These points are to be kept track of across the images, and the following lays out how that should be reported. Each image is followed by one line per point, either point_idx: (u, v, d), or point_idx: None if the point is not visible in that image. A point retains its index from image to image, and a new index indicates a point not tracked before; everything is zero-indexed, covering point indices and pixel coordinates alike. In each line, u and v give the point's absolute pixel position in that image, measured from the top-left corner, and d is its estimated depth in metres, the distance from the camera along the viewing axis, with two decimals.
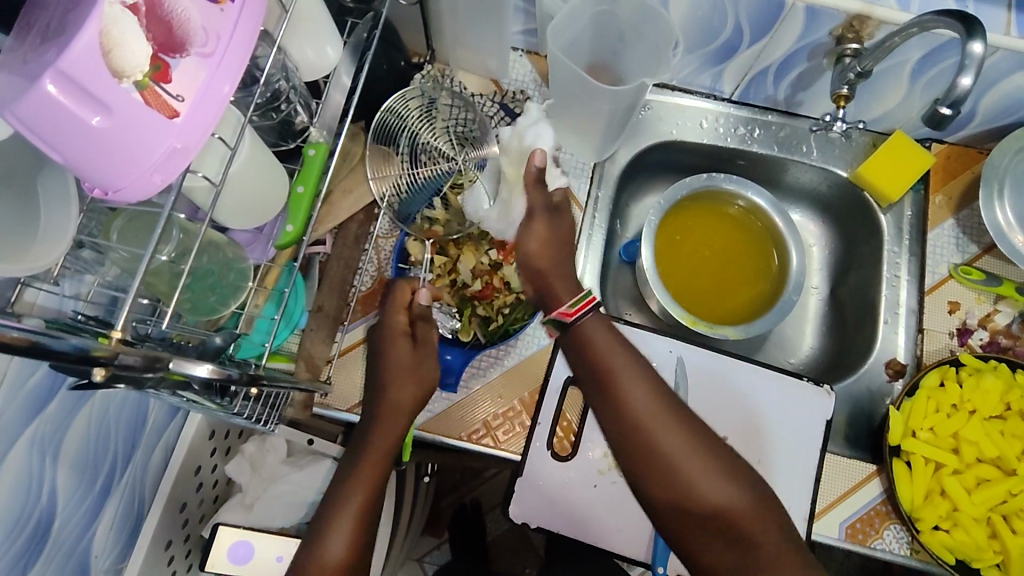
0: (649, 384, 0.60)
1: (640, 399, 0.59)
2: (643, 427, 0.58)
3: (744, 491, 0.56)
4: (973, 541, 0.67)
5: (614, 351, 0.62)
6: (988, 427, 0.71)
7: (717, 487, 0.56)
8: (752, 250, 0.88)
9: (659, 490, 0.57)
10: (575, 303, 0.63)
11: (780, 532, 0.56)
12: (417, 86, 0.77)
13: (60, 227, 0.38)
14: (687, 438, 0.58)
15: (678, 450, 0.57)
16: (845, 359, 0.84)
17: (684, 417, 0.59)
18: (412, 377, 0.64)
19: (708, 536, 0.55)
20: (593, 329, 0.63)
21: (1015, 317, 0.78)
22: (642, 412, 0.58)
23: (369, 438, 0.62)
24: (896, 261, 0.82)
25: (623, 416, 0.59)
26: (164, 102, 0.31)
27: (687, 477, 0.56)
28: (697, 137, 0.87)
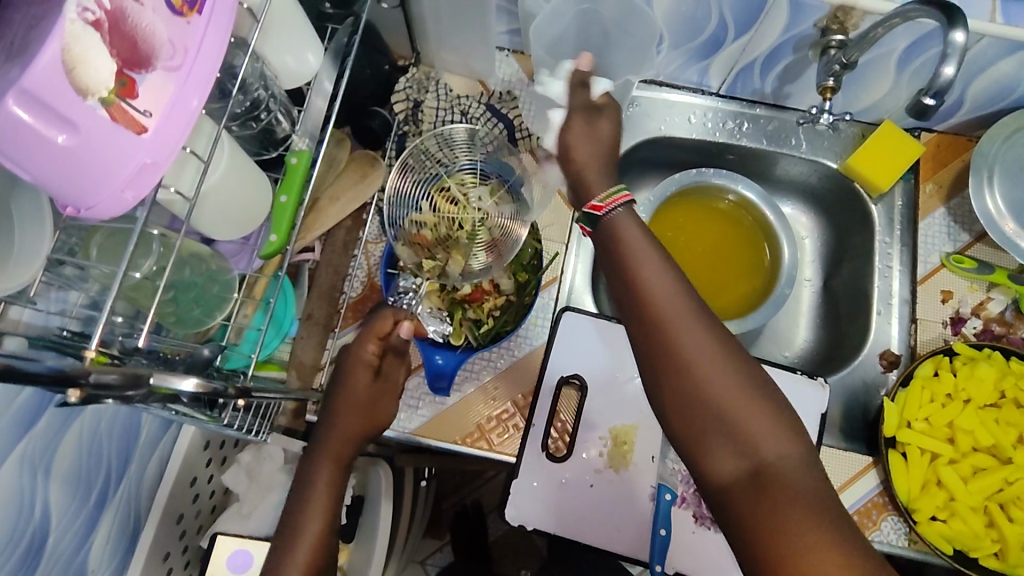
0: (682, 285, 0.52)
1: (664, 298, 0.51)
2: (667, 332, 0.50)
3: (777, 419, 0.48)
4: (970, 530, 0.67)
5: (646, 244, 0.53)
6: (983, 416, 0.70)
7: (744, 409, 0.47)
8: (745, 244, 0.88)
9: (676, 405, 0.49)
10: (607, 196, 0.55)
11: (815, 470, 0.46)
12: (403, 91, 0.78)
13: (35, 248, 0.38)
14: (718, 351, 0.49)
15: (704, 363, 0.48)
16: (839, 351, 0.84)
17: (720, 328, 0.50)
18: (369, 411, 0.64)
19: (725, 461, 0.47)
20: (626, 222, 0.55)
21: (1009, 304, 0.78)
22: (668, 314, 0.50)
23: (317, 465, 0.60)
24: (888, 251, 0.82)
25: (645, 319, 0.51)
26: (131, 118, 0.31)
27: (712, 390, 0.48)
28: (685, 133, 0.86)
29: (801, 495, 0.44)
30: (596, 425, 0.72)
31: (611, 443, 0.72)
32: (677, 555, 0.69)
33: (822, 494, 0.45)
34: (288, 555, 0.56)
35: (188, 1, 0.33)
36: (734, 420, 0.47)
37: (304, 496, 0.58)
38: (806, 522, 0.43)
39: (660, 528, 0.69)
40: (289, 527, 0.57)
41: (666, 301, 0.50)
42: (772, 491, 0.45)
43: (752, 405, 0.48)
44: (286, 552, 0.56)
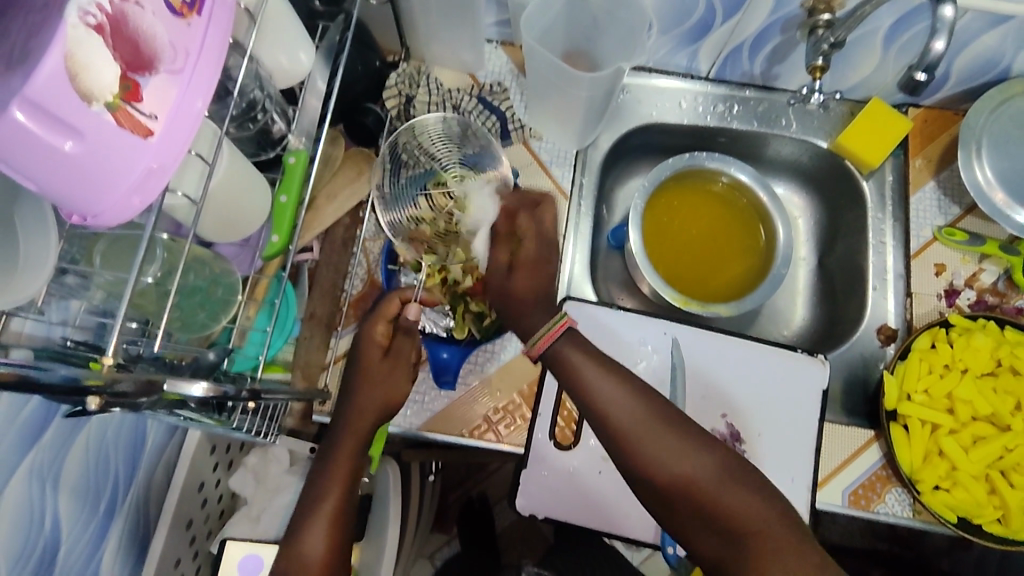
0: (632, 390, 0.58)
1: (626, 415, 0.56)
2: (635, 437, 0.55)
3: (746, 490, 0.53)
4: (972, 498, 0.68)
5: (589, 359, 0.59)
6: (981, 385, 0.71)
7: (713, 485, 0.53)
8: (739, 227, 0.88)
9: (655, 494, 0.54)
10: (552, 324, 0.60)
11: (793, 529, 0.52)
12: (394, 86, 0.78)
13: (40, 256, 0.34)
14: (677, 440, 0.55)
15: (670, 453, 0.54)
16: (837, 327, 0.85)
17: (670, 417, 0.56)
18: (384, 386, 0.64)
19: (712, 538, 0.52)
20: (571, 349, 0.60)
21: (1001, 274, 0.79)
22: (627, 425, 0.55)
23: (338, 444, 0.63)
24: (881, 227, 0.82)
25: (610, 433, 0.56)
26: (137, 122, 0.30)
27: (684, 474, 0.53)
28: (676, 118, 0.87)
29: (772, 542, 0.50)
30: None
31: None
32: None
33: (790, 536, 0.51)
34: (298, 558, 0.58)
35: (188, 1, 0.32)
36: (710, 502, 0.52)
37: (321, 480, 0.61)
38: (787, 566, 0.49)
39: None
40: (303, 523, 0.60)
41: (626, 413, 0.56)
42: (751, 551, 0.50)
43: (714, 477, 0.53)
44: (306, 531, 0.60)
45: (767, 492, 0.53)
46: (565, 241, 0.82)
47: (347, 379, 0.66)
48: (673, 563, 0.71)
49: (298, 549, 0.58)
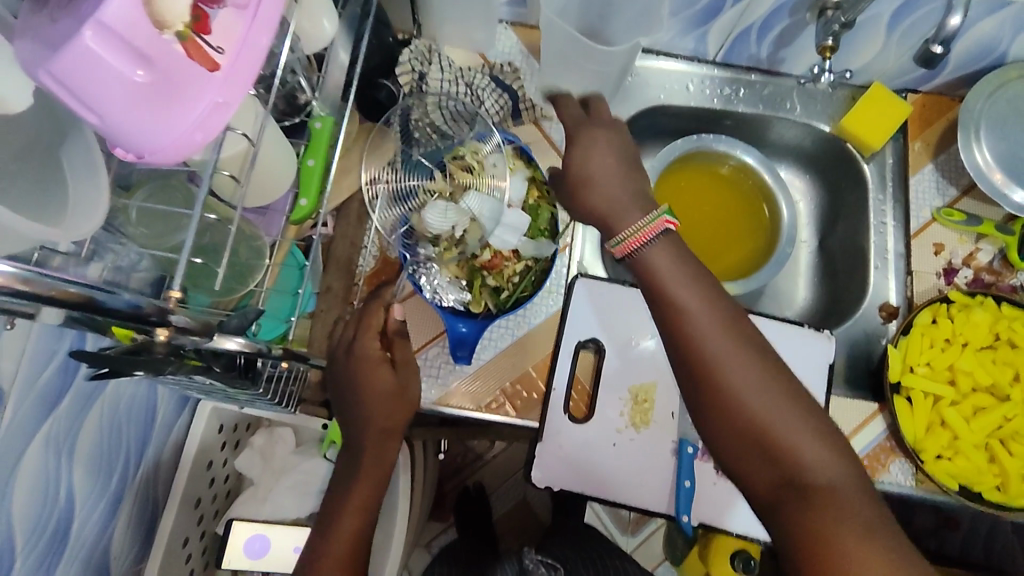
0: (720, 311, 0.54)
1: (708, 332, 0.52)
2: (711, 360, 0.52)
3: (823, 442, 0.49)
4: (973, 466, 0.71)
5: (686, 273, 0.55)
6: (981, 357, 0.74)
7: (790, 428, 0.50)
8: (744, 208, 0.90)
9: (722, 425, 0.51)
10: (634, 233, 0.56)
11: (865, 489, 0.48)
12: (407, 62, 0.76)
13: (92, 195, 0.35)
14: (764, 380, 0.51)
15: (747, 386, 0.51)
16: (839, 306, 0.87)
17: (756, 348, 0.53)
18: (393, 396, 0.64)
19: (768, 478, 0.50)
20: (660, 253, 0.55)
21: (997, 254, 0.81)
22: (706, 340, 0.52)
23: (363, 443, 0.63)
24: (882, 208, 0.85)
25: (687, 352, 0.53)
26: (205, 55, 0.30)
27: (758, 413, 0.50)
28: (683, 100, 0.88)
29: (840, 502, 0.47)
30: (616, 386, 0.74)
31: (632, 403, 0.74)
32: (700, 505, 0.72)
33: (861, 497, 0.47)
34: (327, 545, 0.60)
35: None
36: (784, 447, 0.49)
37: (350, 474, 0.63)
38: (852, 526, 0.45)
39: (683, 480, 0.71)
40: (333, 515, 0.62)
41: (707, 330, 0.52)
42: (816, 504, 0.47)
43: (789, 424, 0.50)
44: (335, 524, 0.61)
45: (840, 445, 0.50)
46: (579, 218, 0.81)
47: (344, 387, 0.64)
48: (687, 533, 0.72)
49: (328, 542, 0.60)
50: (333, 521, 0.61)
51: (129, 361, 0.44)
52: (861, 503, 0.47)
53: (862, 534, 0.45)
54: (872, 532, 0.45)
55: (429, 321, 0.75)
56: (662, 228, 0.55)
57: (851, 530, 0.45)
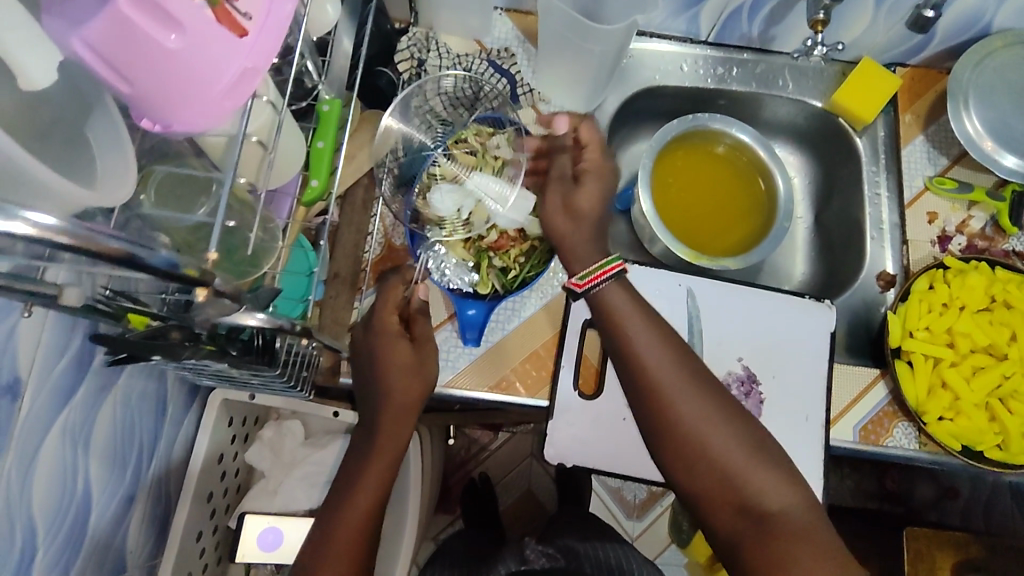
0: (670, 349, 0.60)
1: (662, 372, 0.59)
2: (666, 400, 0.58)
3: (768, 467, 0.56)
4: (974, 425, 0.73)
5: (639, 317, 0.61)
6: (978, 319, 0.76)
7: (739, 457, 0.56)
8: (740, 186, 0.92)
9: (678, 458, 0.57)
10: (584, 276, 0.62)
11: (809, 509, 0.55)
12: (406, 50, 0.79)
13: (121, 170, 0.36)
14: (714, 412, 0.57)
15: (698, 420, 0.57)
16: (838, 278, 0.88)
17: (704, 382, 0.59)
18: (412, 373, 0.65)
19: (724, 506, 0.56)
20: (614, 293, 0.62)
21: (988, 220, 0.83)
22: (660, 379, 0.58)
23: (381, 419, 0.65)
24: (876, 179, 0.86)
25: (645, 391, 0.59)
26: (234, 21, 0.34)
27: (709, 446, 0.56)
28: (678, 81, 0.90)
29: (787, 523, 0.53)
30: None
31: None
32: None
33: (804, 517, 0.54)
34: (340, 518, 0.61)
35: None
36: (734, 475, 0.56)
37: (369, 450, 0.65)
38: (800, 547, 0.52)
39: None
40: (348, 488, 0.63)
41: (661, 369, 0.59)
42: (767, 527, 0.53)
43: (738, 453, 0.56)
44: (348, 500, 0.62)
45: (785, 468, 0.57)
46: None
47: (364, 360, 0.66)
48: None
49: (342, 513, 0.61)
50: (349, 494, 0.63)
51: (148, 345, 0.47)
52: (803, 523, 0.53)
53: (808, 552, 0.51)
54: (818, 553, 0.51)
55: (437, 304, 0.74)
56: (619, 270, 0.62)
57: (799, 549, 0.51)
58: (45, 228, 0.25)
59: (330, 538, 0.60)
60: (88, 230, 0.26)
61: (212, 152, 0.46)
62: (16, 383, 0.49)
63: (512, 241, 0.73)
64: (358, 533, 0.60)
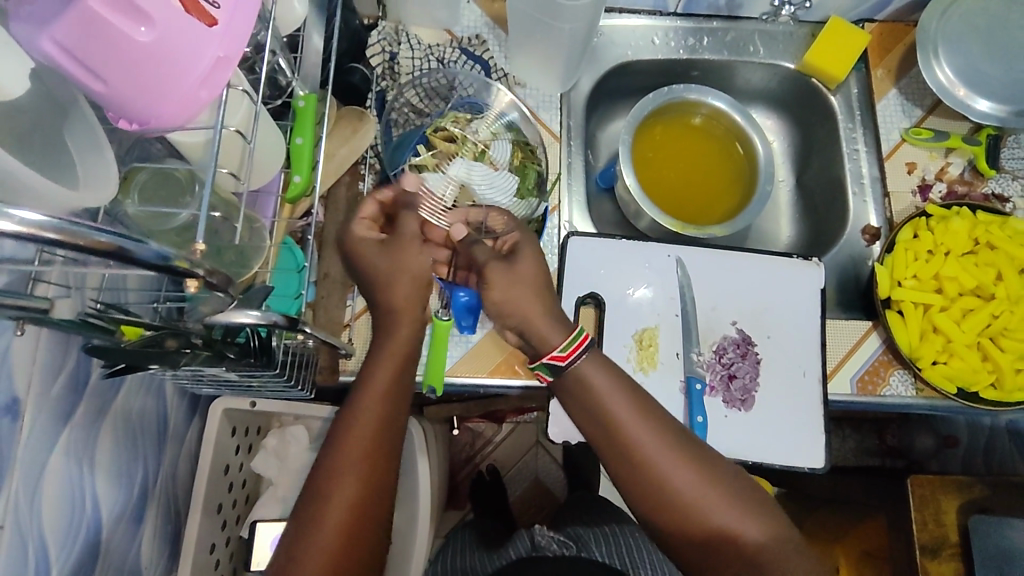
0: (652, 415, 0.59)
1: (652, 445, 0.58)
2: (658, 476, 0.57)
3: (761, 520, 0.58)
4: (967, 366, 0.74)
5: (611, 383, 0.60)
6: (965, 262, 0.76)
7: (719, 507, 0.57)
8: (719, 153, 0.92)
9: (676, 529, 0.57)
10: (567, 346, 0.59)
11: (798, 551, 0.58)
12: (377, 44, 0.79)
13: (102, 171, 0.37)
14: (703, 476, 0.58)
15: (693, 488, 0.57)
16: (823, 237, 0.90)
17: (688, 445, 0.59)
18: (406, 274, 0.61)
19: (727, 568, 0.57)
20: (591, 367, 0.60)
21: (966, 166, 0.84)
22: (651, 453, 0.57)
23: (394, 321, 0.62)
24: (853, 135, 0.87)
25: (636, 467, 0.57)
26: (204, 11, 0.34)
27: (707, 515, 0.57)
28: (651, 54, 0.90)
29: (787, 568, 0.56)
30: (620, 334, 0.76)
31: (637, 348, 0.76)
32: (714, 437, 0.73)
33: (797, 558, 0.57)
34: (353, 420, 0.58)
35: None
36: (733, 536, 0.57)
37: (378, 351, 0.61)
38: None
39: (696, 416, 0.73)
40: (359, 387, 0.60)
41: (648, 443, 0.58)
42: None
43: (735, 512, 0.57)
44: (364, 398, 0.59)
45: (773, 515, 0.59)
46: (562, 178, 0.84)
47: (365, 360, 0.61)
48: None
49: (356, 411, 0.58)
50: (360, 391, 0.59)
51: (144, 353, 0.47)
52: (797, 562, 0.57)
53: None
54: None
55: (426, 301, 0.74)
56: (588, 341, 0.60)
57: None
58: (33, 223, 0.25)
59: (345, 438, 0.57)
60: (74, 223, 0.26)
61: (185, 150, 0.44)
62: (15, 404, 0.48)
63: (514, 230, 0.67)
64: (364, 453, 0.57)
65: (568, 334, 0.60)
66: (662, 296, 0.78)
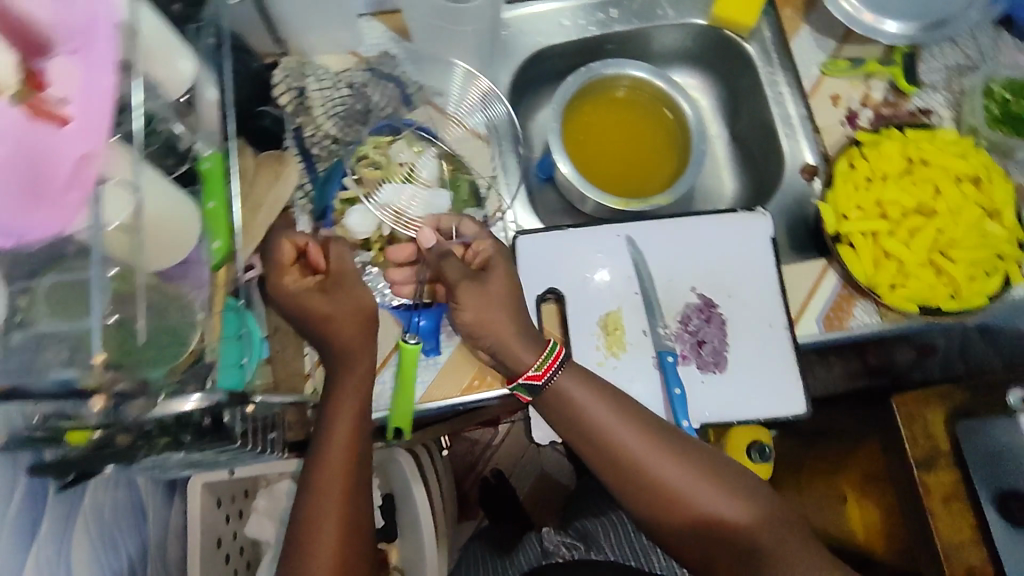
0: (631, 416, 0.62)
1: (633, 444, 0.61)
2: (642, 472, 0.60)
3: (746, 499, 0.60)
4: (924, 283, 0.75)
5: (585, 391, 0.63)
6: (903, 182, 0.77)
7: (709, 496, 0.59)
8: (650, 121, 0.92)
9: (668, 520, 0.60)
10: (540, 365, 0.62)
11: (793, 527, 0.59)
12: (281, 82, 0.74)
13: None
14: (688, 466, 0.60)
15: (677, 479, 0.60)
16: (764, 183, 0.90)
17: (671, 438, 0.62)
18: (353, 299, 0.65)
19: (721, 551, 0.59)
20: (567, 379, 0.63)
21: (887, 88, 0.86)
22: (633, 452, 0.60)
23: (347, 362, 0.65)
24: (774, 79, 0.87)
25: (622, 468, 0.61)
26: (49, 111, 0.34)
27: (694, 502, 0.59)
28: (562, 37, 0.89)
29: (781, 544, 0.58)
30: (584, 323, 0.76)
31: (604, 333, 0.76)
32: (695, 405, 0.74)
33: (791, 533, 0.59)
34: (325, 449, 0.61)
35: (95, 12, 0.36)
36: (721, 520, 0.59)
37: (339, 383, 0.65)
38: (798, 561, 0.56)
39: (674, 388, 0.72)
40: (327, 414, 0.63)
41: (630, 444, 0.61)
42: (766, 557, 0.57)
43: (721, 496, 0.59)
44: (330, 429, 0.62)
45: (762, 494, 0.61)
46: (497, 179, 0.83)
47: (327, 401, 0.64)
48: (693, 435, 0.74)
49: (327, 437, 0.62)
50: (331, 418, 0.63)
51: None
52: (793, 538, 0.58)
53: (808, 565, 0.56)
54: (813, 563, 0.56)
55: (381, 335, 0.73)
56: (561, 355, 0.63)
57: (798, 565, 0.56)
58: None
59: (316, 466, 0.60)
60: None
61: None
62: None
63: (486, 241, 0.70)
64: (341, 475, 0.60)
65: (542, 349, 0.64)
66: (619, 277, 0.77)
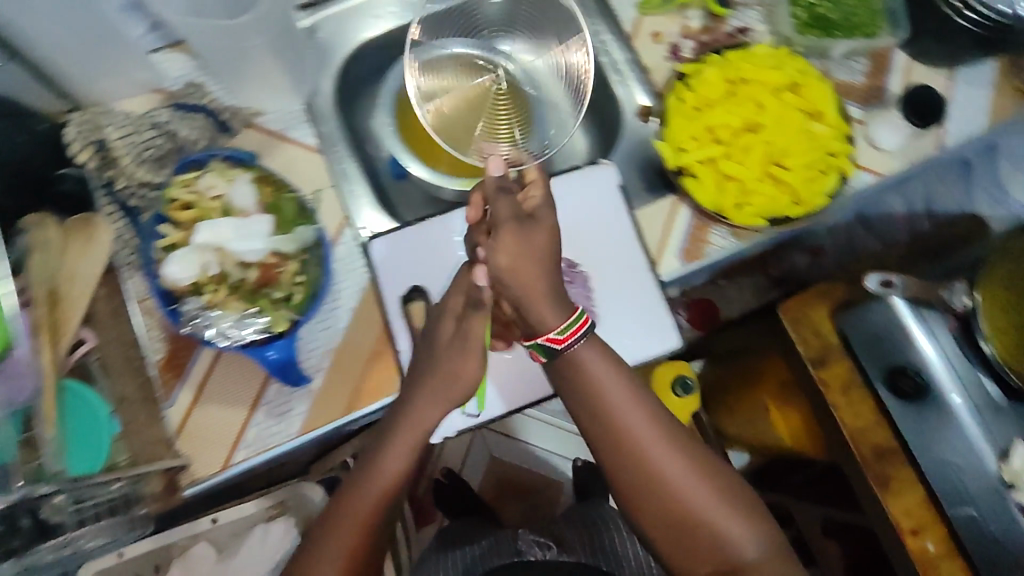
0: (647, 406, 0.61)
1: (645, 434, 0.60)
2: (647, 465, 0.60)
3: (739, 509, 0.60)
4: (768, 197, 0.76)
5: (608, 368, 0.61)
6: (728, 104, 0.79)
7: (720, 514, 0.60)
8: (482, 91, 0.90)
9: (657, 513, 0.60)
10: (563, 329, 0.59)
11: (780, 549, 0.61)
12: (76, 139, 0.70)
13: None
14: (693, 468, 0.60)
15: (680, 479, 0.60)
16: (609, 131, 0.90)
17: (678, 433, 0.62)
18: (458, 362, 0.63)
19: (700, 555, 0.60)
20: (588, 359, 0.61)
21: (703, 15, 0.87)
22: (641, 442, 0.60)
23: (400, 440, 0.63)
24: (596, 27, 0.87)
25: (628, 457, 0.60)
26: None
27: (689, 502, 0.59)
28: (372, 28, 0.85)
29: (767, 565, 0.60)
30: None
31: None
32: None
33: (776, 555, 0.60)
34: (349, 501, 0.63)
35: None
36: (711, 527, 0.59)
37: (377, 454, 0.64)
38: None
39: None
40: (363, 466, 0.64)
41: (642, 433, 0.60)
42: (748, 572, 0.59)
43: (720, 504, 0.60)
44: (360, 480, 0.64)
45: (754, 506, 0.62)
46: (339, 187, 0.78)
47: (364, 457, 0.65)
48: None
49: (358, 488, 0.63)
50: (352, 490, 0.63)
51: None
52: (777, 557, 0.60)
53: None
54: None
55: (243, 376, 0.68)
56: (584, 329, 0.60)
57: None
58: None
59: (336, 523, 0.62)
60: None
61: None
62: None
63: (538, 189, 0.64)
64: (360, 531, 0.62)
65: (572, 312, 0.60)
66: None
